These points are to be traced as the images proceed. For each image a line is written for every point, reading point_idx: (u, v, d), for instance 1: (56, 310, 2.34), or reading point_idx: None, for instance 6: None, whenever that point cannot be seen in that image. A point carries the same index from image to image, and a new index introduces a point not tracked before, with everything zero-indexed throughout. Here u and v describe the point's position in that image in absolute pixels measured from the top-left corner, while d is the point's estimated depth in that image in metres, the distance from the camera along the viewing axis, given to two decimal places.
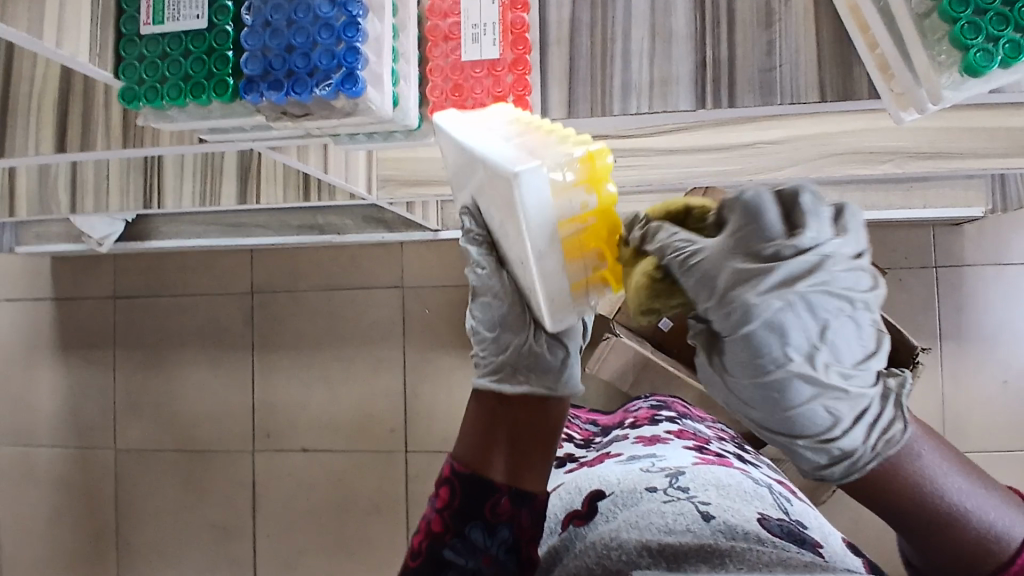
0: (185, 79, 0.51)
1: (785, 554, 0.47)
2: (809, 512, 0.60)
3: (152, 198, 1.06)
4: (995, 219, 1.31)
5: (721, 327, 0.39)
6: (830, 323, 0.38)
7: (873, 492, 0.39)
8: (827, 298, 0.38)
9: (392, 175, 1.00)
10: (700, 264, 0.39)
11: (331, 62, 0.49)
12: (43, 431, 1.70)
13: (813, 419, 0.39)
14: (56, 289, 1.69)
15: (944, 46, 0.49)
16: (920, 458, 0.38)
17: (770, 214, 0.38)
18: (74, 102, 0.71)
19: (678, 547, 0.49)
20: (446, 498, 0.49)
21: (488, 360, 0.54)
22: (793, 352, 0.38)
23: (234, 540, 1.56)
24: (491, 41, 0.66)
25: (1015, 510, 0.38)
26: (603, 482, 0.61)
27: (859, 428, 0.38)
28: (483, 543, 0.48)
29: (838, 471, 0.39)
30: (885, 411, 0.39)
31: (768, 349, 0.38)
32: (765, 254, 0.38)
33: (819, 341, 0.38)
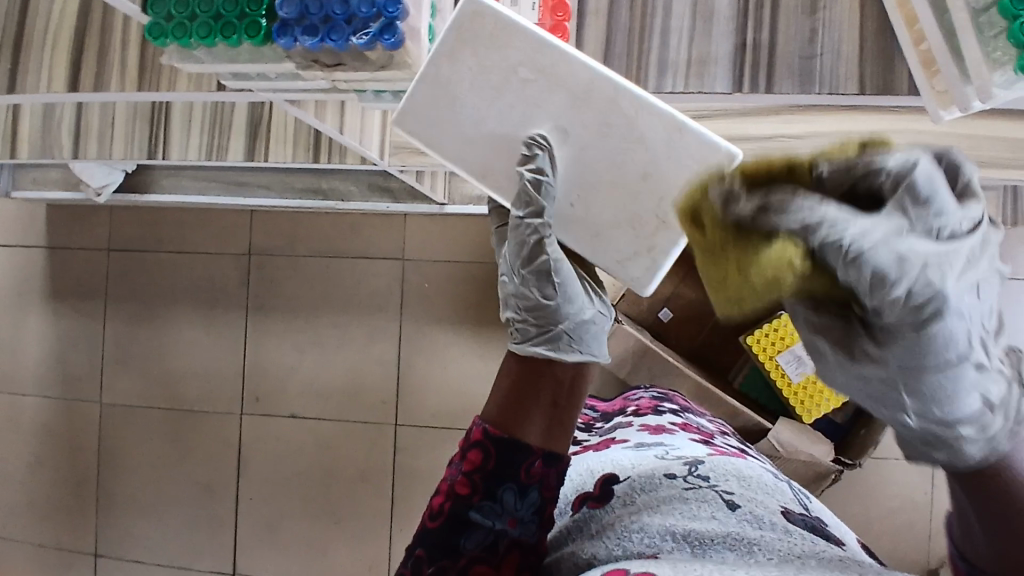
0: (216, 18, 0.49)
1: (817, 548, 0.46)
2: (826, 510, 0.59)
3: (156, 147, 1.03)
4: (1002, 232, 1.31)
5: (884, 316, 0.34)
6: (980, 290, 0.35)
7: (985, 497, 0.36)
8: (977, 275, 0.35)
9: (405, 142, 0.98)
10: (876, 248, 0.31)
11: (371, 10, 0.47)
12: (28, 379, 1.68)
13: (965, 402, 0.36)
14: (49, 237, 1.66)
15: (1000, 42, 0.48)
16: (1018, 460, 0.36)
17: (941, 191, 0.32)
18: (91, 38, 0.69)
19: (705, 533, 0.48)
20: (478, 460, 0.51)
21: (533, 324, 0.59)
22: (954, 323, 0.34)
23: (217, 501, 1.55)
24: (531, 7, 0.64)
25: None
26: (616, 466, 0.61)
27: (1010, 410, 0.36)
28: (511, 504, 0.51)
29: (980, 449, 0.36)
30: (1021, 388, 0.37)
31: (935, 326, 0.34)
32: (940, 228, 0.33)
33: (971, 320, 0.35)
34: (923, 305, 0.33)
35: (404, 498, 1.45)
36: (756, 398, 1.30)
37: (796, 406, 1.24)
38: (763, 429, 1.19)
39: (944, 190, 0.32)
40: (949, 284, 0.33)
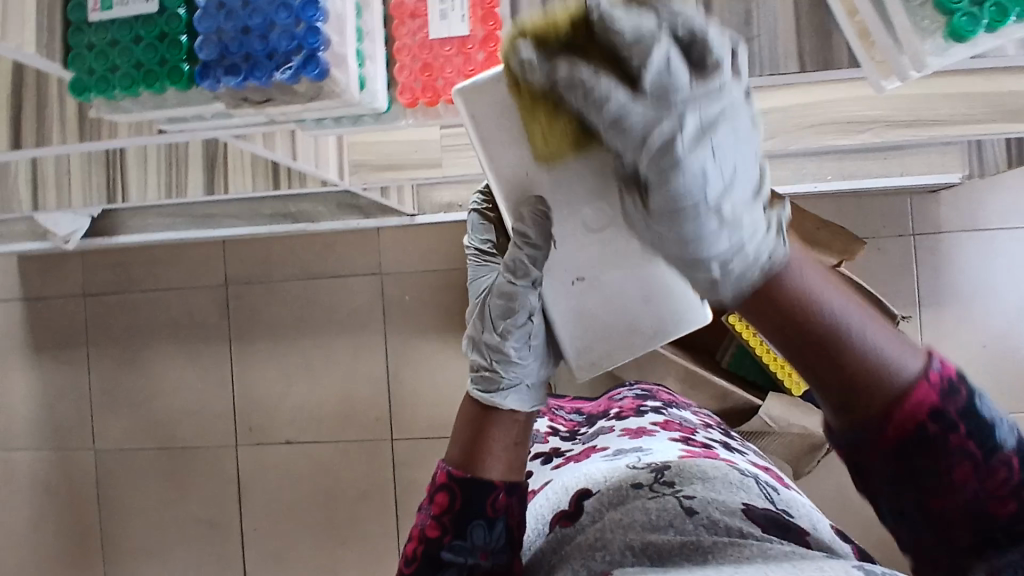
0: (138, 67, 0.49)
1: (767, 546, 0.45)
2: (796, 499, 0.58)
3: (116, 191, 1.03)
4: (972, 184, 1.31)
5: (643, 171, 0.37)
6: (727, 153, 0.38)
7: (770, 320, 0.41)
8: (733, 137, 0.38)
9: (364, 159, 0.97)
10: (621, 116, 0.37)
11: (291, 43, 0.46)
12: (19, 433, 1.66)
13: (720, 249, 0.39)
14: (24, 289, 1.65)
15: (929, 11, 0.48)
16: (839, 306, 0.41)
17: (670, 65, 0.36)
18: (27, 91, 0.68)
19: (662, 545, 0.49)
20: (446, 503, 0.54)
21: (507, 377, 0.58)
22: (705, 186, 0.38)
23: (222, 535, 1.54)
24: (460, 16, 0.57)
25: (904, 349, 0.42)
26: (590, 480, 0.61)
27: (756, 254, 0.40)
28: (480, 538, 0.53)
29: (731, 287, 0.40)
30: (780, 238, 0.40)
31: (683, 186, 0.37)
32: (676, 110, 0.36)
33: (727, 176, 0.38)
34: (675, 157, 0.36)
35: (408, 512, 1.45)
36: (744, 376, 1.25)
37: (784, 377, 1.17)
38: (754, 406, 1.19)
39: (683, 69, 0.36)
40: (690, 151, 0.36)
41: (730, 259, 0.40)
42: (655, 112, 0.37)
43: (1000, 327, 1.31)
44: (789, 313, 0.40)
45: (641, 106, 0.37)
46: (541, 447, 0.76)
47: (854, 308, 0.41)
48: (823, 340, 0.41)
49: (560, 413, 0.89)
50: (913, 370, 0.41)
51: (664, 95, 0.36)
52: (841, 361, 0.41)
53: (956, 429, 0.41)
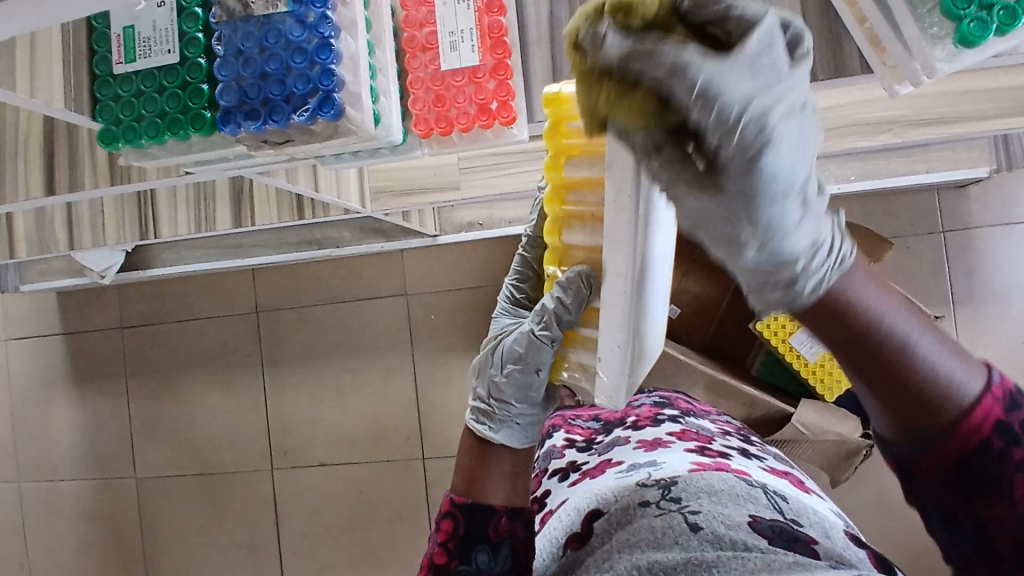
0: (161, 116, 0.51)
1: (769, 558, 0.46)
2: (808, 506, 0.56)
3: (148, 228, 1.06)
4: (1002, 178, 1.28)
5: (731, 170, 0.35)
6: (802, 143, 0.37)
7: (842, 334, 0.41)
8: (799, 135, 0.37)
9: (385, 185, 0.99)
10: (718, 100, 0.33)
11: (307, 85, 0.48)
12: (64, 464, 1.71)
13: (797, 240, 0.39)
14: (64, 323, 1.70)
15: (936, 17, 0.49)
16: (910, 325, 0.41)
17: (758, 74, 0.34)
18: (58, 140, 0.71)
19: (666, 562, 0.48)
20: (450, 529, 0.60)
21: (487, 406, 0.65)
22: (786, 175, 0.37)
23: (261, 559, 1.56)
24: (470, 47, 0.60)
25: (970, 366, 0.44)
26: (600, 499, 0.60)
27: (831, 257, 0.40)
28: (484, 562, 0.58)
29: (812, 288, 0.40)
30: (845, 241, 0.41)
31: (770, 170, 0.36)
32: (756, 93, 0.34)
33: (796, 172, 0.38)
34: (756, 152, 0.35)
35: None
36: (778, 385, 1.25)
37: (817, 385, 1.17)
38: (786, 414, 1.17)
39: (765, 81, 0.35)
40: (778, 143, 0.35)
41: (809, 257, 0.40)
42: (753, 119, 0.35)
43: None
44: (867, 334, 0.41)
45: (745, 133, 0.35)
46: (558, 462, 0.74)
47: (921, 328, 0.42)
48: (889, 352, 0.41)
49: (575, 422, 0.84)
50: (977, 385, 0.43)
51: (758, 90, 0.34)
52: (909, 379, 0.42)
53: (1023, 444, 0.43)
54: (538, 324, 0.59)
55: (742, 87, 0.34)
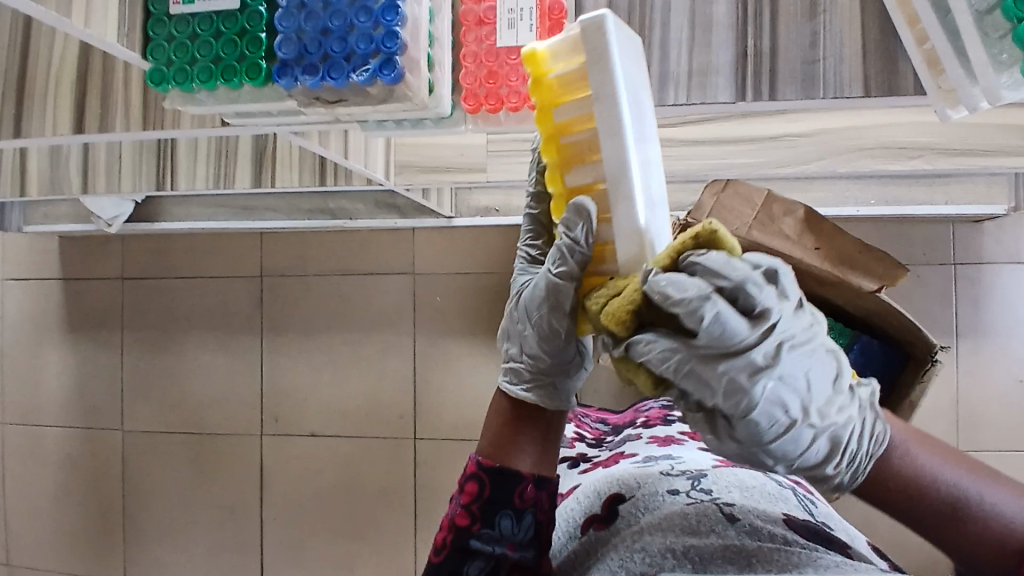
0: (215, 61, 0.50)
1: (813, 554, 0.45)
2: (832, 514, 0.57)
3: (165, 179, 1.05)
4: (1017, 216, 1.29)
5: (722, 407, 0.41)
6: (800, 371, 0.41)
7: (881, 496, 0.42)
8: (794, 360, 0.41)
9: (410, 160, 0.98)
10: (679, 365, 0.41)
11: (369, 46, 0.47)
12: (51, 409, 1.69)
13: (815, 451, 0.41)
14: (63, 269, 1.68)
15: (1006, 44, 0.49)
16: (942, 473, 0.40)
17: (729, 317, 0.39)
18: (94, 81, 0.70)
19: (703, 548, 0.47)
20: (475, 491, 0.56)
21: (520, 366, 0.58)
22: (787, 400, 0.40)
23: (242, 523, 1.56)
24: (529, 26, 0.58)
25: (1021, 494, 0.40)
26: (620, 484, 0.61)
27: (858, 444, 0.41)
28: (508, 528, 0.56)
29: (846, 480, 0.41)
30: (874, 421, 0.42)
31: (762, 410, 0.40)
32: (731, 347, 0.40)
33: (802, 392, 0.41)
34: (746, 393, 0.40)
35: (426, 511, 1.46)
36: None
37: None
38: None
39: (736, 322, 0.40)
40: (758, 383, 0.40)
41: (833, 461, 0.41)
42: (723, 358, 0.40)
43: None
44: (900, 490, 0.41)
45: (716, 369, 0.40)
46: (567, 450, 0.75)
47: (964, 472, 0.41)
48: (933, 499, 0.40)
49: (584, 420, 0.87)
50: None
51: (728, 347, 0.40)
52: (963, 527, 0.40)
53: None
54: (555, 263, 0.52)
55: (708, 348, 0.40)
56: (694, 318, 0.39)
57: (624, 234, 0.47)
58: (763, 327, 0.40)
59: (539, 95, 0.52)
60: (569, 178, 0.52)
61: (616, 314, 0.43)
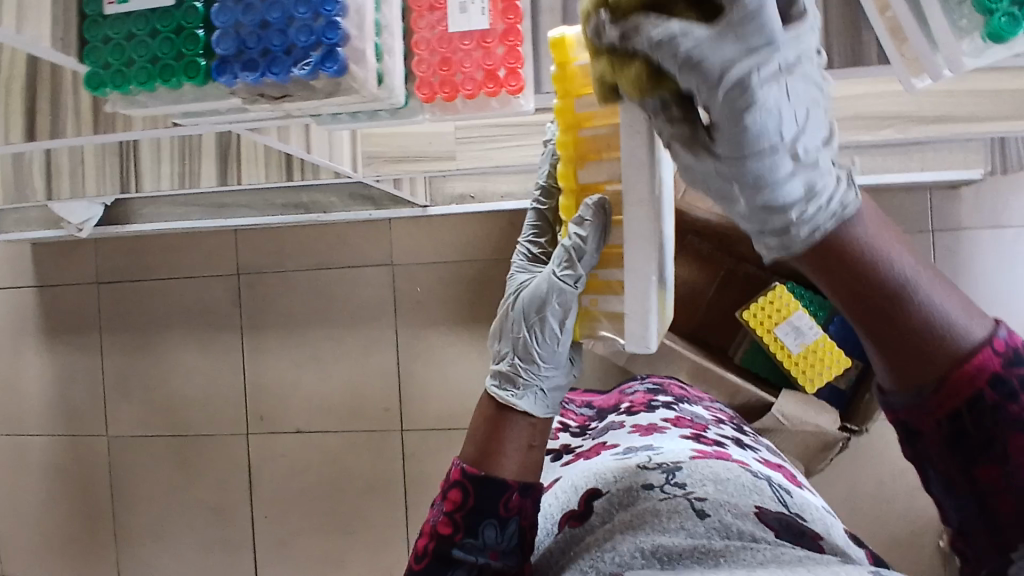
0: (153, 61, 0.48)
1: (780, 550, 0.45)
2: (810, 504, 0.56)
3: (129, 180, 1.03)
4: (994, 182, 1.29)
5: (713, 116, 0.37)
6: (802, 102, 0.37)
7: (841, 283, 0.41)
8: (801, 90, 0.37)
9: (378, 151, 0.96)
10: (693, 45, 0.35)
11: (309, 38, 0.45)
12: (33, 418, 1.67)
13: (788, 193, 0.39)
14: (37, 275, 1.65)
15: (966, 9, 0.48)
16: (901, 267, 0.41)
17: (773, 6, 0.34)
18: (41, 84, 0.68)
19: (672, 547, 0.48)
20: (459, 499, 0.56)
21: (520, 370, 0.61)
22: (784, 128, 0.37)
23: (232, 522, 1.55)
24: (480, 9, 0.57)
25: (971, 314, 0.43)
26: (599, 479, 0.60)
27: (829, 201, 0.40)
28: (491, 538, 0.55)
29: (802, 236, 0.40)
30: (851, 190, 0.40)
31: (758, 126, 0.36)
32: (758, 47, 0.35)
33: (797, 125, 0.38)
34: (750, 106, 0.36)
35: (416, 503, 1.46)
36: (758, 373, 1.25)
37: (798, 375, 1.17)
38: (767, 404, 1.17)
39: (778, 20, 0.34)
40: (768, 88, 0.36)
41: (800, 206, 0.40)
42: (747, 53, 0.35)
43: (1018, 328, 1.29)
44: (860, 278, 0.41)
45: (733, 50, 0.35)
46: (552, 443, 0.75)
47: (925, 275, 0.42)
48: (892, 294, 0.41)
49: (568, 407, 0.86)
50: (978, 336, 0.43)
51: (753, 48, 0.35)
52: (901, 320, 0.42)
53: (1015, 399, 0.43)
54: (561, 264, 0.57)
55: (731, 48, 0.35)
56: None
57: (631, 179, 0.47)
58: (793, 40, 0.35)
59: (557, 82, 0.54)
60: (581, 174, 0.57)
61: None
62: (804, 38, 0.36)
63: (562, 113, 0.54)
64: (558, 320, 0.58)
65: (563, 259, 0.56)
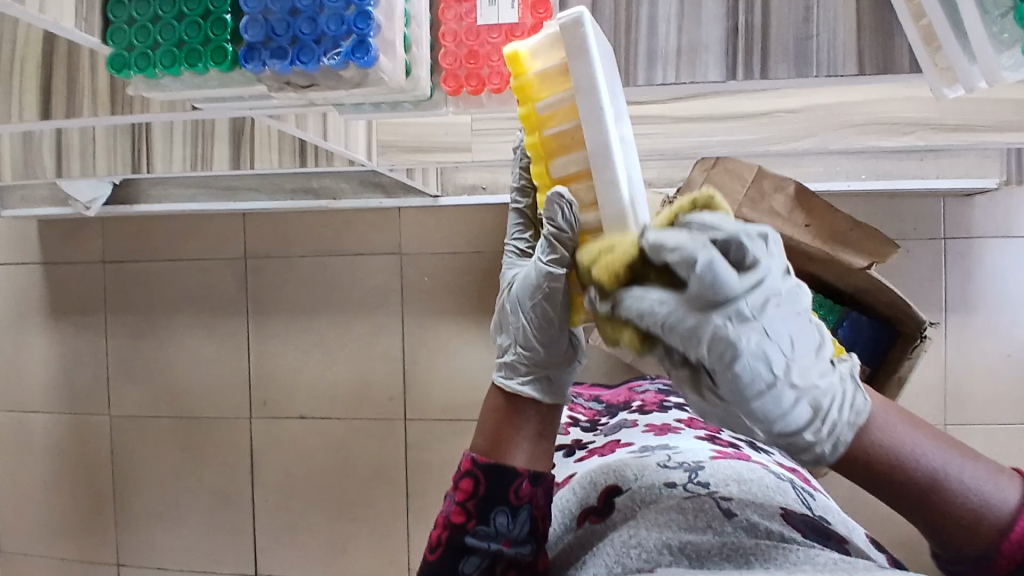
0: (179, 45, 0.47)
1: (811, 550, 0.45)
2: (829, 506, 0.57)
3: (141, 162, 1.02)
4: (1008, 190, 1.28)
5: (705, 363, 0.39)
6: (783, 331, 0.40)
7: (863, 475, 0.40)
8: (779, 319, 0.39)
9: (393, 140, 0.95)
10: (664, 314, 0.39)
11: (340, 27, 0.44)
12: (36, 395, 1.67)
13: (800, 417, 0.40)
14: (43, 253, 1.65)
15: (1008, 23, 0.47)
16: (920, 449, 0.39)
17: (724, 267, 0.37)
18: (59, 63, 0.67)
19: (701, 544, 0.47)
20: (470, 488, 0.56)
21: (517, 360, 0.58)
22: (771, 362, 0.39)
23: (233, 505, 1.55)
24: (509, 3, 0.56)
25: (997, 475, 0.39)
26: (618, 474, 0.59)
27: (838, 411, 0.40)
28: (503, 525, 0.55)
29: (827, 451, 0.40)
30: (854, 392, 0.40)
31: (747, 367, 0.38)
32: (721, 306, 0.38)
33: (786, 353, 0.39)
34: (732, 348, 0.38)
35: (418, 492, 1.46)
36: None
37: None
38: None
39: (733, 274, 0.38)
40: (746, 336, 0.38)
41: (814, 427, 0.40)
42: (713, 310, 0.38)
43: None
44: (867, 461, 0.40)
45: (699, 314, 0.39)
46: (563, 438, 0.74)
47: (940, 448, 0.39)
48: (912, 483, 0.39)
49: (578, 401, 0.86)
50: (1010, 499, 0.38)
51: (718, 303, 0.38)
52: (932, 510, 0.39)
53: None
54: (545, 252, 0.53)
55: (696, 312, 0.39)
56: (685, 269, 0.38)
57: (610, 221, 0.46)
58: (756, 278, 0.39)
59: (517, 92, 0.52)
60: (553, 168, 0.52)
61: (611, 272, 0.43)
62: (766, 274, 0.39)
63: (525, 118, 0.52)
64: (550, 307, 0.55)
65: (546, 245, 0.53)
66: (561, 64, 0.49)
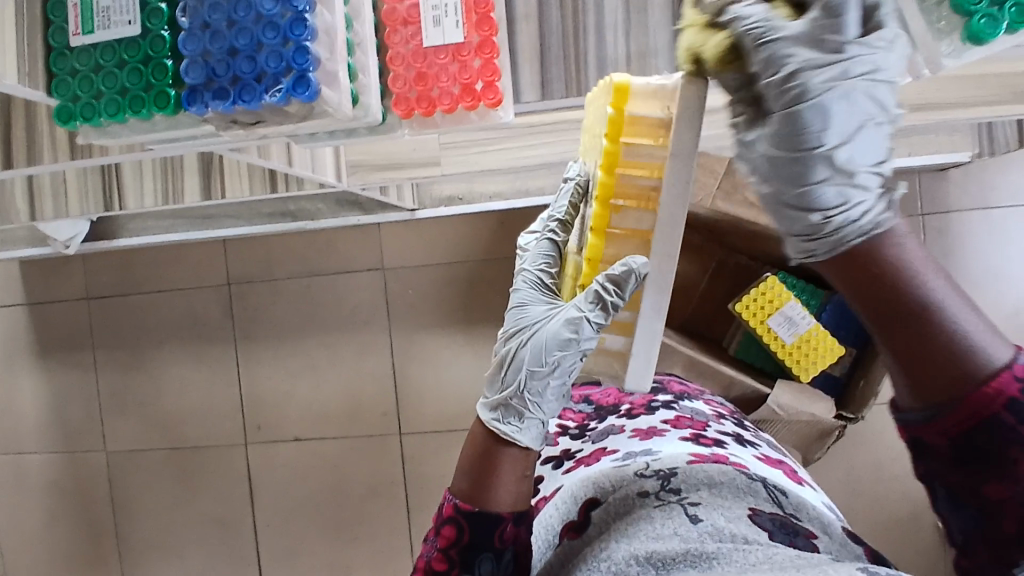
0: (123, 93, 0.49)
1: (773, 550, 0.45)
2: (805, 501, 0.56)
3: (113, 200, 1.02)
4: (981, 162, 1.29)
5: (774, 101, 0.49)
6: (854, 110, 0.49)
7: (869, 291, 0.47)
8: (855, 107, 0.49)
9: (360, 160, 0.94)
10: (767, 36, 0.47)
11: (280, 64, 0.46)
12: (30, 436, 1.67)
13: (824, 195, 0.49)
14: (26, 294, 1.64)
15: (945, 11, 0.50)
16: (930, 287, 0.45)
17: (851, 16, 0.47)
18: (16, 112, 0.66)
19: (665, 552, 0.47)
20: (452, 536, 0.57)
21: (535, 408, 0.62)
22: (828, 131, 0.48)
23: (234, 532, 1.55)
24: (454, 23, 0.57)
25: (996, 341, 0.46)
26: (598, 488, 0.60)
27: (862, 214, 0.48)
28: (488, 570, 0.56)
29: (832, 229, 0.48)
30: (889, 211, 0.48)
31: (806, 116, 0.48)
32: (815, 48, 0.48)
33: (846, 139, 0.49)
34: (803, 100, 0.48)
35: (418, 504, 1.46)
36: (753, 363, 1.25)
37: (793, 366, 1.17)
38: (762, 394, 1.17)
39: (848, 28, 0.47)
40: (819, 92, 0.48)
41: (833, 210, 0.49)
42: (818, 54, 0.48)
43: (1011, 306, 1.29)
44: (885, 283, 0.46)
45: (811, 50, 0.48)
46: (552, 450, 0.75)
47: (952, 295, 0.46)
48: (912, 311, 0.46)
49: (567, 407, 0.85)
50: (999, 360, 0.45)
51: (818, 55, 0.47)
52: (926, 341, 0.46)
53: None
54: (591, 307, 0.61)
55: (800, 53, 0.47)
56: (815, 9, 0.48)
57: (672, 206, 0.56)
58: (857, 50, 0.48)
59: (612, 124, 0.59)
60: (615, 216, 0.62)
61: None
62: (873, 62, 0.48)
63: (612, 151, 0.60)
64: (575, 360, 0.63)
65: (593, 306, 0.61)
66: (670, 121, 0.59)
